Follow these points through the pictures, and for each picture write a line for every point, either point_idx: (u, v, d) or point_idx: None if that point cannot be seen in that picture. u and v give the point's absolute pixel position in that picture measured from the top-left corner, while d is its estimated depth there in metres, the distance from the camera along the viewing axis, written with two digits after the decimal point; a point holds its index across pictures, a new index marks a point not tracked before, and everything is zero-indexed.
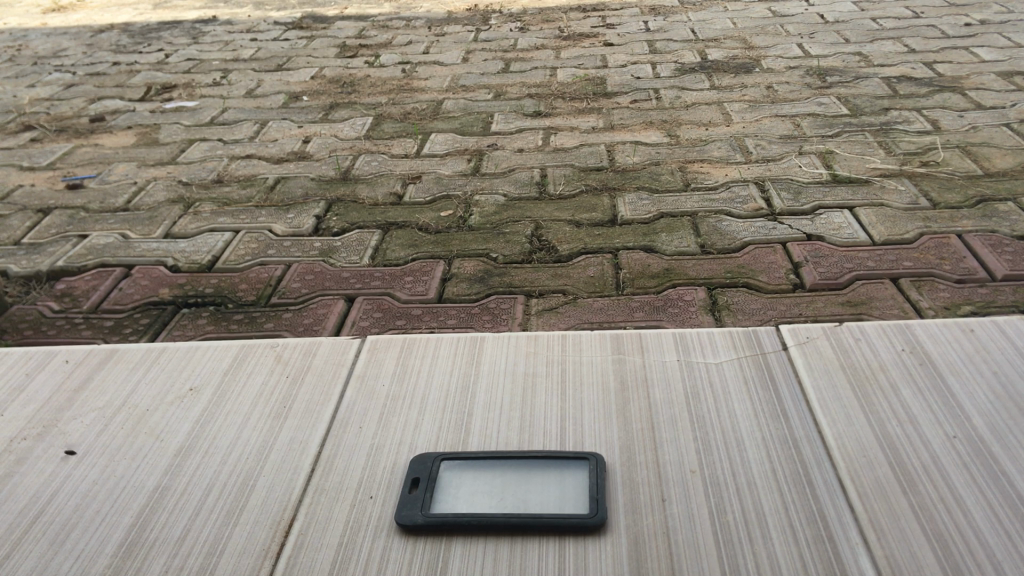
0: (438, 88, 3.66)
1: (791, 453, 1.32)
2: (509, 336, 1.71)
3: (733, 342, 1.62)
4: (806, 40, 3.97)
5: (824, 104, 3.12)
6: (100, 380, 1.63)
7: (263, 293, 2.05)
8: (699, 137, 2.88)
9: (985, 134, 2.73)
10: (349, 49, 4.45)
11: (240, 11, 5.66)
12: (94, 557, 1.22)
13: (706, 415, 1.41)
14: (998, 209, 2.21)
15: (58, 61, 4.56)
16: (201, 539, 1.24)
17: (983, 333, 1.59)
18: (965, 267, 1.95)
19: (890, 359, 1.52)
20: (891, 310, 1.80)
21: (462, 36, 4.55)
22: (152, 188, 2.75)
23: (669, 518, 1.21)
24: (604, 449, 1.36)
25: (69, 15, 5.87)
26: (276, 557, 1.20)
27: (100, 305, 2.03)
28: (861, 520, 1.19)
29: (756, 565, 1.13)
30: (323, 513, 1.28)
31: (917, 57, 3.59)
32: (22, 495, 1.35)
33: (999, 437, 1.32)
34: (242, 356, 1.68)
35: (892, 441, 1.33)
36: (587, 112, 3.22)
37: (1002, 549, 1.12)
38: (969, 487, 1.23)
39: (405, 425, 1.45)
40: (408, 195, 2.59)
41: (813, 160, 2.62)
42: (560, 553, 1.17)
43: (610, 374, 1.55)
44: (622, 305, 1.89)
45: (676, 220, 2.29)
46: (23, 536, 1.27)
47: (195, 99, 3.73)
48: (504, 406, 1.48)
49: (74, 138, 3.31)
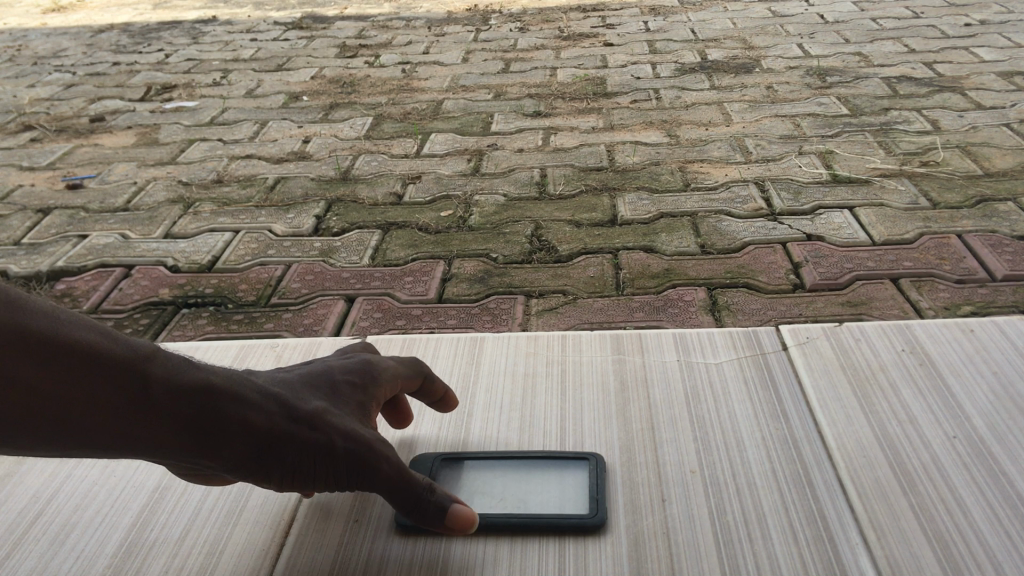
0: (438, 88, 3.66)
1: (791, 453, 1.32)
2: (509, 335, 1.71)
3: (733, 342, 1.61)
4: (806, 40, 3.98)
5: (824, 104, 3.12)
6: None
7: (263, 293, 2.05)
8: (699, 137, 2.88)
9: (985, 134, 2.73)
10: (349, 49, 4.45)
11: (240, 11, 5.67)
12: (94, 558, 1.21)
13: (707, 416, 1.41)
14: (998, 209, 2.21)
15: (59, 62, 4.56)
16: (201, 540, 1.24)
17: (983, 333, 1.58)
18: (965, 266, 1.95)
19: (890, 360, 1.52)
20: (890, 310, 1.80)
21: (462, 36, 4.55)
22: (152, 188, 2.75)
23: (669, 518, 1.22)
24: (604, 449, 1.36)
25: (69, 15, 5.88)
26: (276, 557, 1.20)
27: (100, 306, 2.03)
28: (861, 520, 1.19)
29: (757, 565, 1.13)
30: (323, 512, 1.28)
31: (917, 57, 3.59)
32: (23, 496, 1.35)
33: (999, 437, 1.32)
34: (241, 357, 1.68)
35: (893, 442, 1.33)
36: (587, 112, 3.22)
37: (1003, 550, 1.12)
38: (969, 487, 1.23)
39: (404, 425, 1.45)
40: (407, 195, 2.59)
41: (812, 160, 2.62)
42: (560, 553, 1.17)
43: (610, 374, 1.55)
44: (622, 305, 1.89)
45: (676, 220, 2.29)
46: (23, 537, 1.27)
47: (195, 99, 3.73)
48: (504, 406, 1.48)
49: (74, 138, 3.31)
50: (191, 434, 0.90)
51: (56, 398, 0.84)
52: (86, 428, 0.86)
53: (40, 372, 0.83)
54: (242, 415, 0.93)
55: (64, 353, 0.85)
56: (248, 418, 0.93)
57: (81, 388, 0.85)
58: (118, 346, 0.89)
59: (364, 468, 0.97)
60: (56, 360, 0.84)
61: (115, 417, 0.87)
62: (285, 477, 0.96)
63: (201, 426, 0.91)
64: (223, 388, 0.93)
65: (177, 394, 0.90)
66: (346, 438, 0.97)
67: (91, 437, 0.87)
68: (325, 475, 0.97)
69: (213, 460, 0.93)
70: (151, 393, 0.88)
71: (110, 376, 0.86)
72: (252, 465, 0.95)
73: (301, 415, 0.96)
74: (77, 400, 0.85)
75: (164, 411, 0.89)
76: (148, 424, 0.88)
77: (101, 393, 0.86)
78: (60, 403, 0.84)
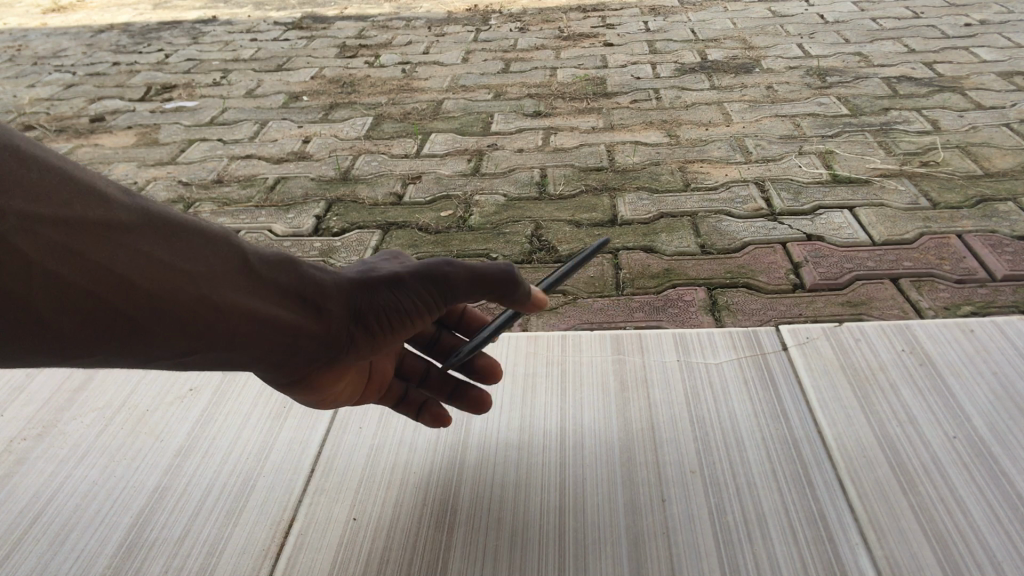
0: (438, 88, 3.66)
1: (791, 453, 1.32)
2: (509, 335, 1.70)
3: (733, 342, 1.61)
4: (806, 40, 3.98)
5: (824, 104, 3.12)
6: (99, 379, 1.63)
7: None
8: (699, 137, 2.88)
9: (985, 134, 2.73)
10: (349, 49, 4.45)
11: (240, 11, 5.67)
12: (94, 558, 1.22)
13: (707, 416, 1.41)
14: (998, 209, 2.21)
15: (59, 62, 4.56)
16: (201, 540, 1.24)
17: (982, 333, 1.58)
18: (965, 266, 1.95)
19: (890, 360, 1.52)
20: (891, 310, 1.80)
21: (462, 36, 4.56)
22: (152, 188, 2.76)
23: (669, 518, 1.22)
24: (604, 449, 1.36)
25: (69, 15, 5.88)
26: (275, 557, 1.21)
27: None
28: (860, 520, 1.19)
29: (757, 565, 1.13)
30: (323, 512, 1.28)
31: (917, 58, 3.59)
32: (23, 495, 1.35)
33: (998, 437, 1.32)
34: None
35: (892, 442, 1.33)
36: (587, 113, 3.22)
37: (1003, 549, 1.12)
38: (969, 487, 1.23)
39: (404, 425, 1.45)
40: (407, 195, 2.59)
41: (812, 160, 2.63)
42: (560, 552, 1.17)
43: (610, 374, 1.55)
44: (621, 305, 1.89)
45: (676, 220, 2.29)
46: (23, 536, 1.27)
47: (195, 99, 3.73)
48: (504, 406, 1.48)
49: (74, 138, 3.32)
50: (293, 302, 1.12)
51: (195, 270, 1.02)
52: (226, 303, 1.03)
53: (178, 247, 1.02)
54: (325, 285, 1.15)
55: (190, 233, 1.05)
56: (329, 287, 1.15)
57: (211, 261, 1.05)
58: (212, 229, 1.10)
59: (434, 274, 1.16)
60: (187, 241, 1.04)
61: (242, 286, 1.07)
62: (372, 326, 1.17)
63: (298, 295, 1.13)
64: (305, 269, 1.16)
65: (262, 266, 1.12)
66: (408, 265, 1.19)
67: (229, 314, 1.03)
68: (406, 300, 1.16)
69: (319, 335, 1.13)
70: (258, 269, 1.11)
71: (227, 254, 1.08)
72: (346, 323, 1.16)
73: (359, 275, 1.20)
74: (211, 269, 1.04)
75: (270, 283, 1.11)
76: (264, 292, 1.09)
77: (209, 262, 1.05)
78: (199, 275, 1.02)
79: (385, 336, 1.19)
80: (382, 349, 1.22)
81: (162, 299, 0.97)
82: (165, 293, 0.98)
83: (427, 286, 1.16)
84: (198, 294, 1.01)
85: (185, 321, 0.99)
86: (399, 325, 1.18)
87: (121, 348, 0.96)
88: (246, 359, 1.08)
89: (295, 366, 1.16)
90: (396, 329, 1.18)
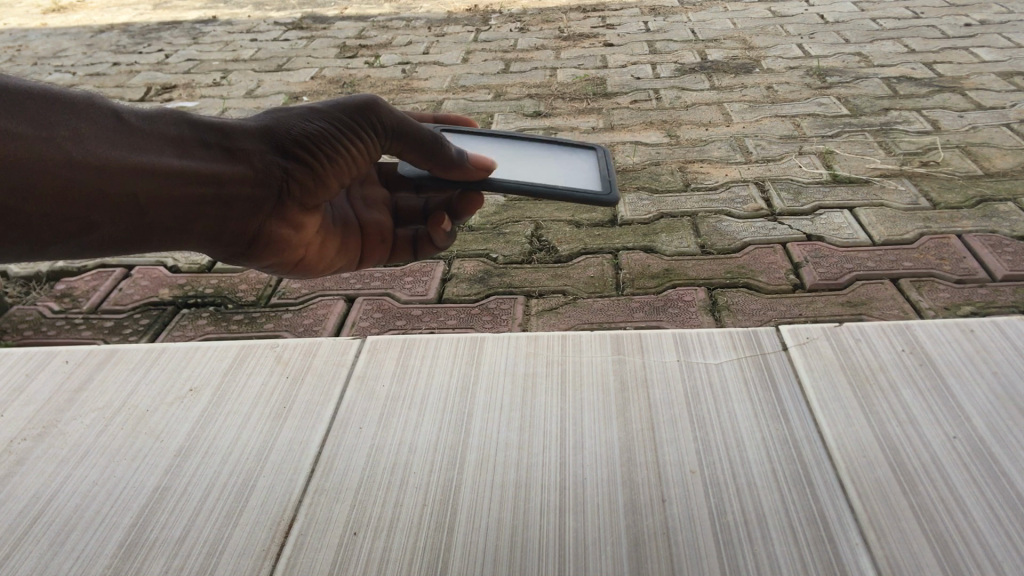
0: (438, 88, 3.66)
1: (791, 452, 1.32)
2: (509, 335, 1.70)
3: (733, 342, 1.61)
4: (806, 40, 3.98)
5: (823, 104, 3.12)
6: (99, 380, 1.63)
7: (263, 293, 2.06)
8: (699, 137, 2.88)
9: (985, 134, 2.73)
10: (349, 49, 4.46)
11: (241, 11, 5.67)
12: (95, 558, 1.22)
13: (706, 416, 1.41)
14: (998, 209, 2.21)
15: (60, 62, 4.57)
16: (201, 539, 1.25)
17: (983, 334, 1.58)
18: (964, 267, 1.95)
19: (891, 360, 1.52)
20: (890, 310, 1.80)
21: (461, 36, 4.57)
22: None
23: (669, 518, 1.22)
24: (604, 449, 1.36)
25: (69, 15, 5.88)
26: (276, 558, 1.21)
27: (100, 305, 2.03)
28: (861, 520, 1.19)
29: (757, 565, 1.13)
30: (323, 512, 1.28)
31: (917, 58, 3.59)
32: (23, 495, 1.36)
33: (998, 437, 1.32)
34: (242, 356, 1.67)
35: (892, 442, 1.33)
36: (586, 113, 3.22)
37: (1002, 549, 1.13)
38: (968, 486, 1.24)
39: (405, 425, 1.45)
40: None
41: (812, 160, 2.63)
42: (560, 552, 1.18)
43: (610, 374, 1.54)
44: (622, 305, 1.89)
45: (676, 220, 2.30)
46: (24, 536, 1.27)
47: (194, 99, 3.74)
48: (504, 407, 1.48)
49: None
50: (198, 149, 1.17)
51: (62, 137, 1.01)
52: (113, 164, 1.05)
53: (33, 116, 1.00)
54: (229, 130, 1.23)
55: (45, 97, 1.03)
56: (234, 132, 1.23)
57: (80, 125, 1.05)
58: (68, 92, 1.08)
59: (359, 118, 1.32)
60: (46, 108, 1.02)
61: (122, 142, 1.08)
62: (307, 154, 1.27)
63: (202, 141, 1.18)
64: (200, 119, 1.22)
65: (143, 121, 1.14)
66: (331, 106, 1.33)
67: (118, 176, 1.05)
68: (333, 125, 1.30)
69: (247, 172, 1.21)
70: (136, 122, 1.13)
71: (93, 116, 1.07)
72: (269, 159, 1.24)
73: (271, 120, 1.28)
74: (80, 133, 1.04)
75: (159, 134, 1.14)
76: (154, 147, 1.11)
77: (83, 126, 1.05)
78: (65, 139, 1.02)
79: (323, 168, 1.29)
80: (327, 185, 1.32)
81: (34, 177, 0.97)
82: (31, 165, 0.97)
83: (357, 121, 1.32)
84: (71, 160, 1.01)
85: (64, 195, 1.00)
86: (332, 151, 1.30)
87: (32, 230, 0.99)
88: (170, 215, 1.13)
89: (237, 221, 1.22)
90: (332, 158, 1.30)
